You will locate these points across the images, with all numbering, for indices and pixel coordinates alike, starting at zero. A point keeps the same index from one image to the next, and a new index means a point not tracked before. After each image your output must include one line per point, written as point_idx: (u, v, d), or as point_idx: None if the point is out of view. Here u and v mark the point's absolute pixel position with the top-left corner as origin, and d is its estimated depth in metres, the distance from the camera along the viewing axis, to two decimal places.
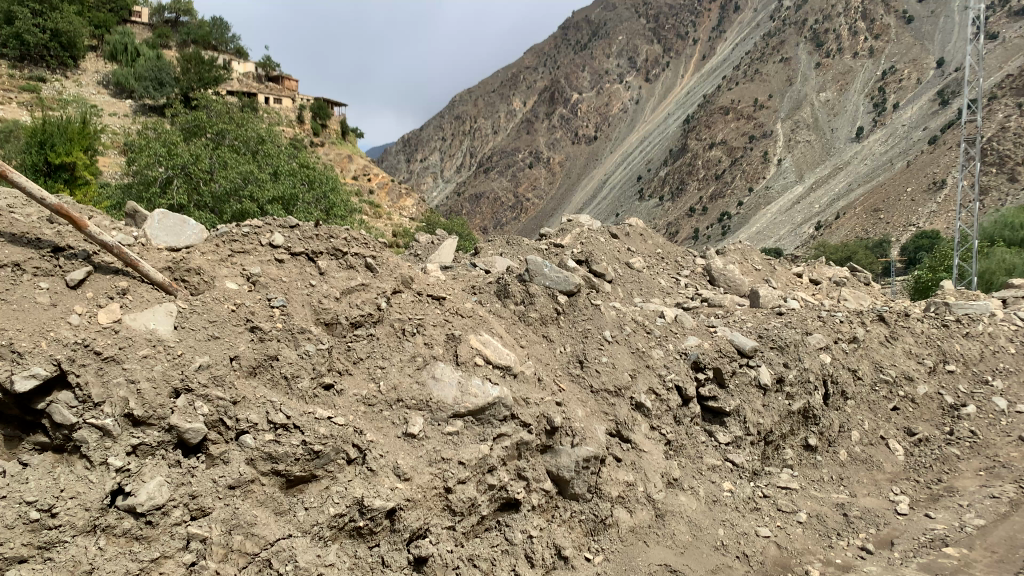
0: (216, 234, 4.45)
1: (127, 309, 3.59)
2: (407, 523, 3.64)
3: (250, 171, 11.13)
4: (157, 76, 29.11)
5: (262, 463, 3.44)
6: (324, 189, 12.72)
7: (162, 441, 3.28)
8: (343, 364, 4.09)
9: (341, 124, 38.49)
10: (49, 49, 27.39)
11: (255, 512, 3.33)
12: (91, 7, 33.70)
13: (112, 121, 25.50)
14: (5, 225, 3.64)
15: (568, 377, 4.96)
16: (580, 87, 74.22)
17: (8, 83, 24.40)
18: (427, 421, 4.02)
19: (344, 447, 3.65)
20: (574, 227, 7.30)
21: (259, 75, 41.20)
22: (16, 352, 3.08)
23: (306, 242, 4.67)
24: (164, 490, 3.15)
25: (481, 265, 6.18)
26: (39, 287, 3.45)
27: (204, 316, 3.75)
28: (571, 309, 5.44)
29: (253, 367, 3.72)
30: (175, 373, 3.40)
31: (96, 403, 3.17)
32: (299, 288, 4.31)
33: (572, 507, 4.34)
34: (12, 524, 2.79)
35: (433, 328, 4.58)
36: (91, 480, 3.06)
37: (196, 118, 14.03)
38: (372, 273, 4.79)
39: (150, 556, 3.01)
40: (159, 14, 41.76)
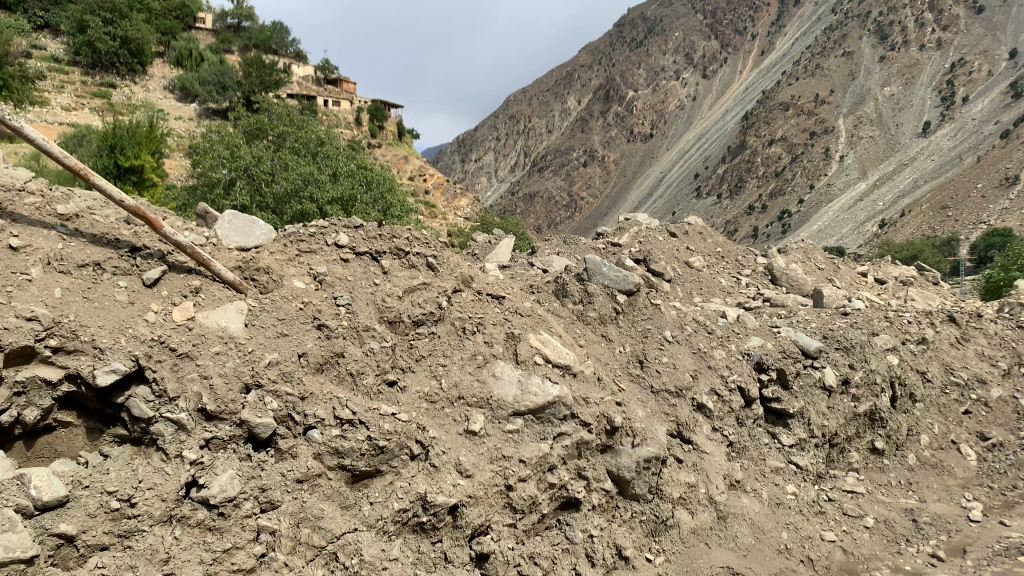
0: (284, 235, 4.57)
1: (200, 306, 3.72)
2: (469, 520, 3.66)
3: (310, 172, 11.33)
4: (221, 80, 29.98)
5: (329, 458, 3.51)
6: (382, 190, 12.84)
7: (234, 435, 3.38)
8: (406, 361, 4.15)
9: (397, 125, 39.05)
10: (119, 56, 28.44)
11: (322, 505, 3.41)
12: (158, 15, 34.83)
13: (178, 125, 26.36)
14: (89, 226, 3.81)
15: (627, 377, 4.95)
16: (636, 84, 73.79)
17: (81, 89, 25.42)
18: (487, 419, 4.04)
19: (407, 443, 3.71)
20: (632, 226, 7.26)
21: (318, 78, 42.09)
22: (98, 348, 3.21)
23: (370, 241, 4.76)
24: (236, 483, 3.25)
25: (539, 264, 6.19)
26: (118, 285, 3.59)
27: (273, 313, 3.87)
28: (631, 308, 5.42)
29: (321, 363, 3.81)
30: (246, 369, 3.51)
31: (172, 398, 3.27)
32: (363, 286, 4.38)
33: (633, 507, 4.32)
34: (94, 513, 2.94)
35: (492, 327, 4.61)
36: (167, 471, 3.18)
37: (258, 120, 14.41)
38: (434, 272, 4.84)
39: (222, 547, 3.10)
40: (222, 20, 42.96)
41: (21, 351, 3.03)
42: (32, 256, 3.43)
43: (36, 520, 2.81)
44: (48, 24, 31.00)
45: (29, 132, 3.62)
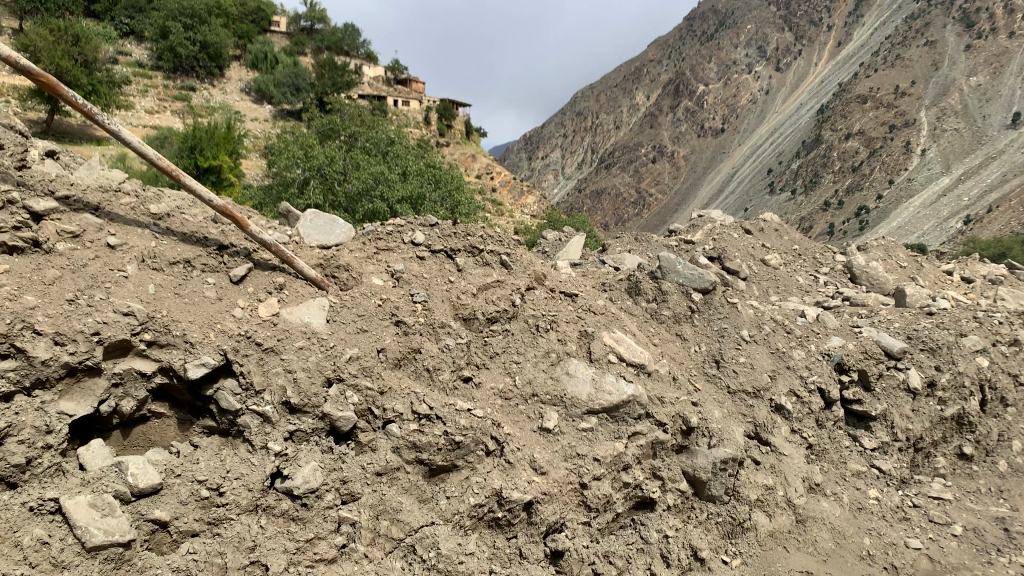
0: (363, 233, 4.67)
1: (284, 303, 3.85)
2: (543, 517, 3.66)
3: (380, 171, 11.51)
4: (295, 81, 30.71)
5: (407, 452, 3.57)
6: (450, 188, 12.95)
7: (316, 428, 3.47)
8: (480, 358, 4.17)
9: (465, 123, 39.48)
10: (199, 60, 29.54)
11: (400, 499, 3.47)
12: (234, 18, 36.03)
13: (254, 126, 27.24)
14: (179, 224, 3.98)
15: (704, 377, 4.88)
16: (706, 79, 72.62)
17: (163, 93, 26.49)
18: (562, 417, 4.04)
19: (482, 439, 3.73)
20: (705, 224, 7.14)
21: (388, 79, 42.89)
22: (189, 342, 3.33)
23: (445, 239, 4.80)
24: (318, 474, 3.34)
25: (611, 262, 6.14)
26: (207, 282, 3.75)
27: (353, 310, 3.97)
28: (707, 307, 5.32)
29: (398, 359, 3.88)
30: (328, 364, 3.60)
31: (258, 391, 3.39)
32: (439, 283, 4.43)
33: (709, 509, 4.27)
34: (186, 501, 3.09)
35: (566, 325, 4.58)
36: (253, 462, 3.29)
37: (330, 121, 14.75)
38: (507, 271, 4.84)
39: (304, 537, 3.20)
40: (296, 23, 44.15)
41: (119, 344, 3.19)
42: (128, 254, 3.60)
43: (133, 506, 2.98)
44: (133, 32, 32.48)
45: (124, 135, 3.77)
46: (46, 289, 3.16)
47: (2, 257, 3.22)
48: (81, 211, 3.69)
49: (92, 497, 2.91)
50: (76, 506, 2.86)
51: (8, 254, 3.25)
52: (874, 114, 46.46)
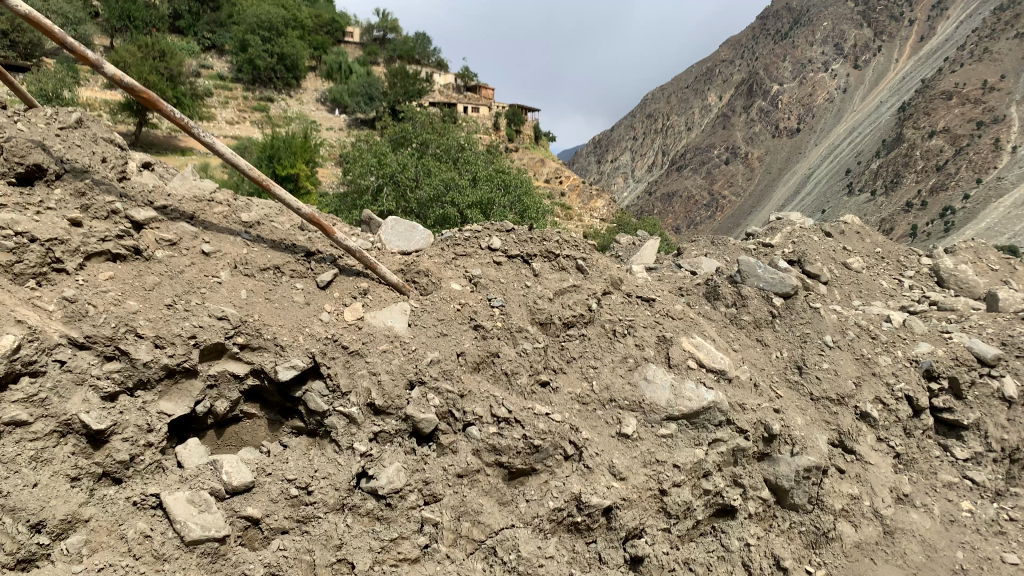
0: (442, 239, 4.83)
1: (368, 307, 3.98)
2: (623, 522, 3.62)
3: (451, 178, 11.66)
4: (368, 91, 31.51)
5: (487, 454, 3.58)
6: (520, 193, 13.01)
7: (399, 429, 3.55)
8: (558, 362, 4.14)
9: (534, 128, 39.70)
10: (276, 72, 30.53)
11: (481, 501, 3.48)
12: (308, 30, 37.16)
13: (329, 135, 28.02)
14: (268, 233, 4.20)
15: (785, 383, 4.79)
16: (781, 78, 70.97)
17: (243, 104, 27.47)
18: (641, 422, 3.98)
19: (561, 443, 3.69)
20: (784, 227, 6.97)
21: (458, 87, 43.55)
22: (280, 345, 3.53)
23: (522, 244, 4.81)
24: (402, 475, 3.41)
25: (687, 266, 6.09)
26: (295, 287, 3.94)
27: (434, 314, 4.07)
28: (788, 312, 5.20)
29: (477, 362, 3.91)
30: (410, 367, 3.70)
31: (344, 392, 3.52)
32: (516, 288, 4.44)
33: (792, 517, 4.20)
34: (277, 498, 3.23)
35: (644, 329, 4.50)
36: (339, 462, 3.41)
37: (403, 129, 15.06)
38: (584, 275, 4.78)
39: (389, 536, 3.27)
40: (369, 34, 45.18)
41: (214, 348, 3.41)
42: (222, 260, 3.80)
43: (227, 503, 3.14)
44: (215, 46, 33.89)
45: (216, 146, 3.94)
46: (147, 295, 3.41)
47: (108, 264, 3.49)
48: (178, 220, 3.93)
49: (190, 493, 3.08)
50: (176, 501, 3.04)
51: (113, 262, 3.53)
52: (960, 111, 44.46)
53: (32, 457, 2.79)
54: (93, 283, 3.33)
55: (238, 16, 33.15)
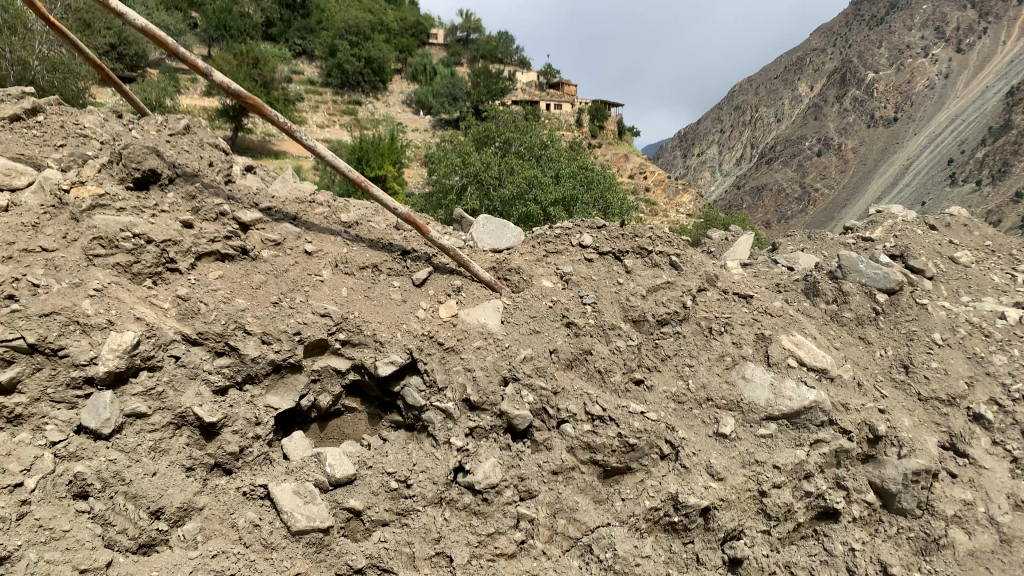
0: (533, 237, 4.83)
1: (462, 304, 4.03)
2: (722, 523, 3.55)
3: (534, 175, 11.68)
4: (452, 91, 31.72)
5: (582, 452, 3.55)
6: (603, 189, 12.92)
7: (494, 425, 3.56)
8: (652, 360, 4.07)
9: (618, 123, 39.43)
10: (364, 75, 31.34)
11: (576, 498, 3.46)
12: (394, 34, 38.01)
13: (414, 136, 28.56)
14: (367, 232, 4.33)
15: (891, 383, 4.60)
16: (877, 65, 68.15)
17: (333, 108, 28.31)
18: (739, 422, 3.88)
19: (657, 442, 3.63)
20: (886, 220, 6.66)
21: (541, 84, 43.66)
22: (379, 342, 3.61)
23: (614, 241, 4.72)
24: (498, 471, 3.42)
25: (784, 262, 5.90)
26: (393, 285, 4.04)
27: (526, 312, 4.06)
28: (893, 308, 4.99)
29: (571, 360, 3.88)
30: (504, 363, 3.70)
31: (440, 388, 3.57)
32: (608, 285, 4.38)
33: (899, 523, 4.02)
34: (377, 491, 3.31)
35: (742, 327, 4.35)
36: (437, 456, 3.46)
37: (486, 128, 15.19)
38: (678, 271, 4.64)
39: (486, 531, 3.30)
40: (452, 35, 45.77)
41: (317, 343, 3.53)
42: (323, 260, 3.95)
43: (331, 494, 3.26)
44: (305, 51, 35.13)
45: (317, 149, 4.06)
46: (254, 293, 3.57)
47: (217, 264, 3.67)
48: (282, 222, 4.11)
49: (296, 484, 3.21)
50: (283, 492, 3.17)
51: (222, 262, 3.71)
52: None
53: (151, 447, 2.99)
54: (204, 282, 3.52)
55: (326, 23, 34.24)
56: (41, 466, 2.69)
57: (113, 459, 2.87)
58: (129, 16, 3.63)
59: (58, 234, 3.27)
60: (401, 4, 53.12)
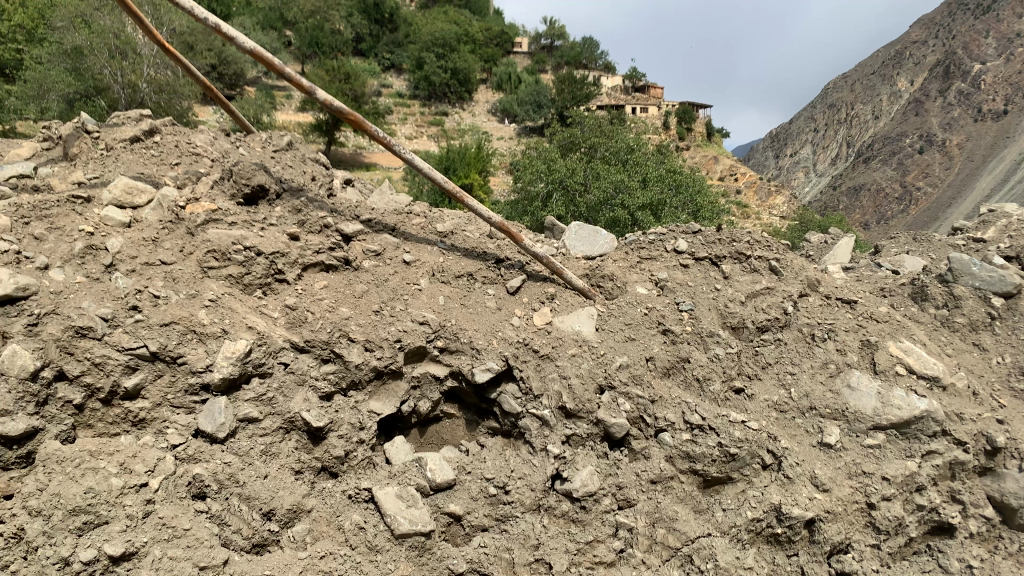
0: (626, 243, 4.81)
1: (555, 312, 4.04)
2: (828, 536, 3.45)
3: (620, 180, 11.61)
4: (537, 98, 31.68)
5: (681, 461, 3.50)
6: (693, 192, 12.69)
7: (591, 433, 3.55)
8: (753, 368, 3.98)
9: (707, 125, 38.78)
10: (450, 86, 31.91)
11: (676, 508, 3.43)
12: (479, 44, 38.61)
13: (500, 145, 28.86)
14: (462, 241, 4.41)
15: (1008, 392, 4.36)
16: (984, 55, 64.46)
17: (421, 120, 28.96)
18: (844, 432, 3.75)
19: (759, 452, 3.54)
20: (999, 219, 6.31)
21: (627, 88, 43.37)
22: (476, 348, 3.67)
23: (710, 246, 4.63)
24: (596, 479, 3.41)
25: (888, 265, 5.67)
26: (488, 293, 4.10)
27: (621, 319, 4.04)
28: (1010, 313, 4.72)
29: (668, 368, 3.84)
30: (600, 371, 3.69)
31: (536, 395, 3.59)
32: (705, 291, 4.31)
33: (1021, 540, 3.80)
34: (476, 497, 3.36)
35: (846, 333, 4.19)
36: (534, 463, 3.48)
37: (571, 134, 15.09)
38: (778, 276, 4.50)
39: (585, 539, 3.29)
40: (536, 43, 46.12)
41: (416, 351, 3.62)
42: (421, 269, 4.06)
43: (432, 499, 3.32)
44: (393, 65, 36.11)
45: (414, 162, 4.16)
46: (357, 302, 3.70)
47: (322, 275, 3.83)
48: (382, 232, 4.24)
49: (399, 489, 3.29)
50: (387, 496, 3.25)
51: (326, 272, 3.86)
52: None
53: (263, 451, 3.13)
54: (311, 292, 3.68)
55: (413, 36, 35.07)
56: (163, 468, 2.88)
57: (228, 461, 3.02)
58: (238, 39, 3.80)
59: (175, 248, 3.47)
60: (486, 15, 53.91)
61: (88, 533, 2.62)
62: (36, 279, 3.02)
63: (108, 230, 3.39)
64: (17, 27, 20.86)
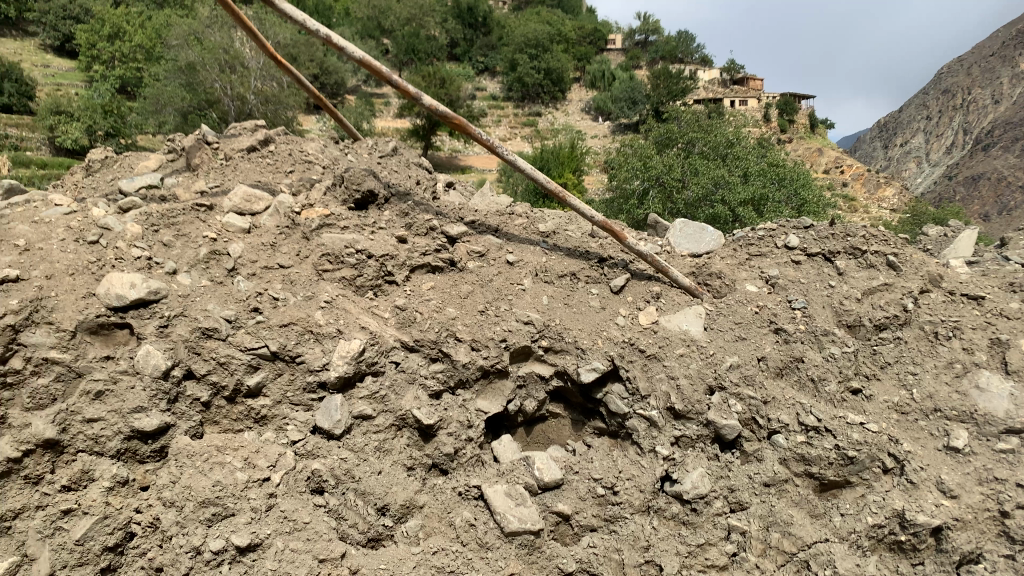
0: (734, 240, 4.70)
1: (662, 311, 3.98)
2: (957, 545, 3.23)
3: (720, 175, 11.27)
4: (631, 95, 30.89)
5: (796, 464, 3.40)
6: (797, 185, 12.21)
7: (701, 434, 3.48)
8: (871, 368, 3.81)
9: (810, 116, 37.39)
10: (544, 86, 32.08)
11: (791, 511, 3.33)
12: (572, 44, 38.67)
13: (595, 143, 28.71)
14: (564, 241, 4.41)
15: None
16: None
17: (515, 122, 29.23)
18: (973, 435, 3.53)
19: (879, 455, 3.38)
20: None
21: (725, 80, 42.40)
22: (581, 348, 3.65)
23: (823, 241, 4.44)
24: (706, 481, 3.35)
25: (1017, 259, 5.31)
26: (592, 293, 4.08)
27: (730, 317, 3.94)
28: None
29: (781, 367, 3.72)
30: (709, 371, 3.61)
31: (643, 396, 3.55)
32: (818, 288, 4.14)
33: None
34: (585, 496, 3.36)
35: (973, 331, 3.94)
36: (642, 464, 3.45)
37: (667, 130, 14.88)
38: (897, 272, 4.26)
39: (696, 542, 3.26)
40: (630, 39, 45.71)
41: (522, 350, 3.64)
42: (524, 269, 4.09)
43: (539, 497, 3.34)
44: (487, 68, 36.60)
45: (518, 163, 4.18)
46: (463, 302, 3.76)
47: (429, 276, 3.91)
48: (485, 233, 4.30)
49: (507, 487, 3.32)
50: (496, 494, 3.29)
51: (433, 273, 3.95)
52: None
53: (376, 447, 3.23)
54: (419, 292, 3.77)
55: (506, 38, 35.42)
56: (285, 463, 3.02)
57: (344, 457, 3.14)
58: (347, 49, 3.91)
59: (292, 252, 3.63)
60: (579, 13, 53.79)
61: (216, 524, 2.78)
62: (166, 283, 3.20)
63: (230, 235, 3.57)
64: (137, 47, 22.18)
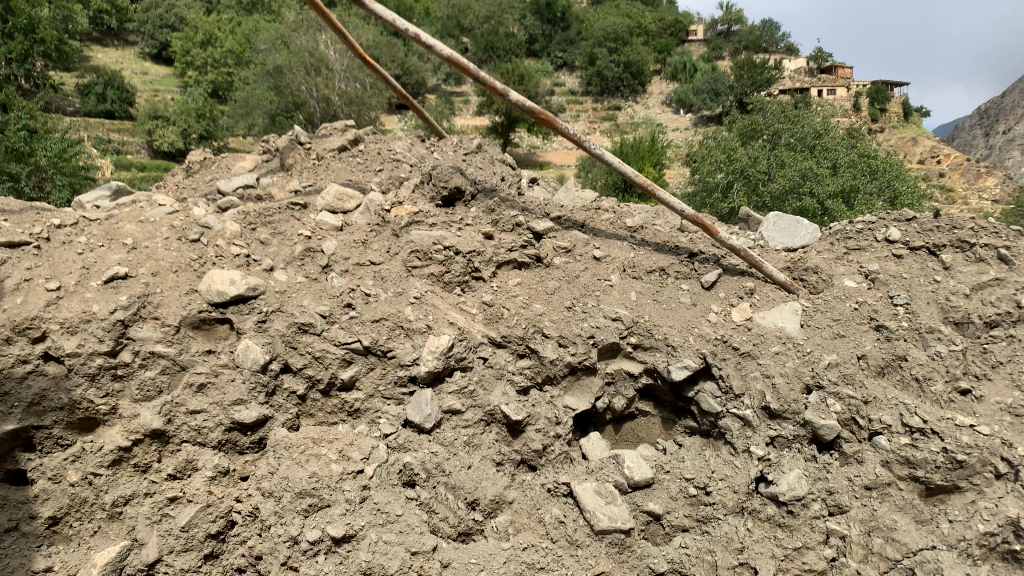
0: (831, 233, 4.53)
1: (756, 308, 3.87)
2: None
3: (808, 167, 10.84)
4: (714, 87, 30.19)
5: (900, 467, 3.24)
6: (891, 176, 11.66)
7: (797, 435, 3.36)
8: (981, 367, 3.59)
9: (904, 104, 35.75)
10: (623, 80, 31.81)
11: (895, 517, 3.19)
12: (652, 36, 38.17)
13: (676, 137, 28.26)
14: (652, 236, 4.34)
15: None
16: None
17: (594, 117, 29.12)
18: None
19: (991, 460, 3.18)
20: None
21: (812, 69, 41.05)
22: (671, 345, 3.58)
23: (927, 233, 4.20)
24: (803, 483, 3.26)
25: None
26: (682, 289, 4.00)
27: (828, 314, 3.80)
28: None
29: (882, 366, 3.55)
30: (806, 369, 3.49)
31: (737, 394, 3.46)
32: (921, 283, 3.94)
33: None
34: (676, 496, 3.32)
35: None
36: (736, 464, 3.37)
37: (752, 122, 14.50)
38: (1009, 265, 3.98)
39: (793, 544, 3.21)
40: (712, 29, 44.77)
41: (610, 347, 3.60)
42: (612, 264, 4.04)
43: (630, 496, 3.31)
44: (566, 63, 36.53)
45: (606, 158, 4.12)
46: (550, 298, 3.75)
47: (515, 272, 3.93)
48: (571, 229, 4.27)
49: (597, 485, 3.29)
50: (585, 491, 3.25)
51: (519, 269, 3.97)
52: None
53: (466, 442, 3.24)
54: (506, 289, 3.78)
55: (585, 33, 35.26)
56: (378, 456, 3.07)
57: (435, 451, 3.15)
58: (435, 47, 3.92)
59: (383, 249, 3.69)
60: (659, 6, 53.04)
61: (312, 514, 2.85)
62: (263, 280, 3.30)
63: (323, 233, 3.66)
64: (228, 53, 23.29)
